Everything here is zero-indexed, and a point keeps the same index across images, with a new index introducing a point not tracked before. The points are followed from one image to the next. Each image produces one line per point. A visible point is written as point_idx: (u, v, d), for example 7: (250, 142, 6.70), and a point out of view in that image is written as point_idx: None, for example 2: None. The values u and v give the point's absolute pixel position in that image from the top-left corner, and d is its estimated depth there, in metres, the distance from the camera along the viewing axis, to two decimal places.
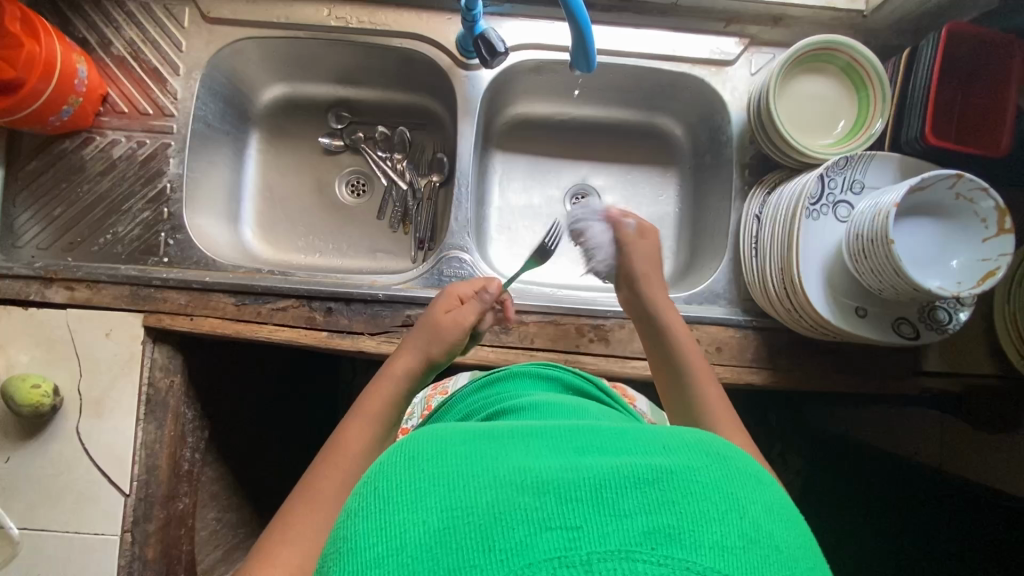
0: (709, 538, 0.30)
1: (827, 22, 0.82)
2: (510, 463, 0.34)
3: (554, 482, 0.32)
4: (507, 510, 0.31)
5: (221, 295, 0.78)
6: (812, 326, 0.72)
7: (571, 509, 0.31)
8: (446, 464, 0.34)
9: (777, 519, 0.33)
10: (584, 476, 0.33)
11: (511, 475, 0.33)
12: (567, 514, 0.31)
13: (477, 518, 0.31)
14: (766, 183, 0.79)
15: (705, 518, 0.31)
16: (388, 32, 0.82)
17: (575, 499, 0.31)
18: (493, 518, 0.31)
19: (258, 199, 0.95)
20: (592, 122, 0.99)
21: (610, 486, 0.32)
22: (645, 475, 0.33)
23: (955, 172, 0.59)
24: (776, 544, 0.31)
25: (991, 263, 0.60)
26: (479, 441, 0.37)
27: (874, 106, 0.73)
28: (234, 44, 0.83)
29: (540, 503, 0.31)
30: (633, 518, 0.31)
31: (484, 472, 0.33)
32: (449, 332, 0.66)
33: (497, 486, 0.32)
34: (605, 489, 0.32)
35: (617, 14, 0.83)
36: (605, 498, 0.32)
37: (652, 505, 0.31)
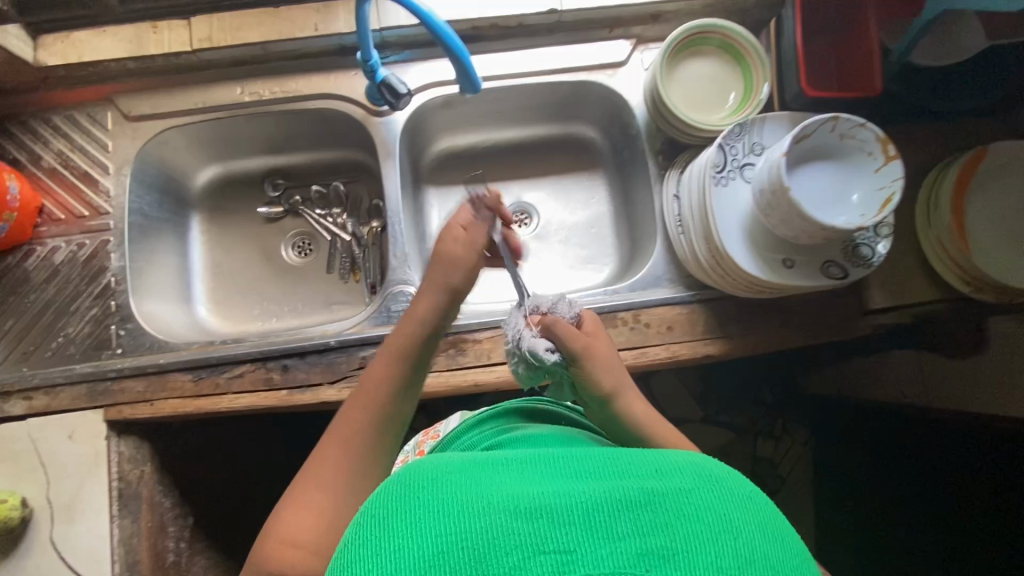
0: (704, 561, 0.34)
1: (702, 10, 0.87)
2: (505, 491, 0.38)
3: (546, 508, 0.36)
4: (502, 535, 0.35)
5: (178, 375, 0.79)
6: (749, 287, 0.74)
7: (564, 532, 0.35)
8: (444, 493, 0.38)
9: (769, 538, 0.36)
10: (575, 503, 0.37)
11: (505, 502, 0.37)
12: (562, 537, 0.35)
13: (474, 542, 0.35)
14: (679, 164, 0.82)
15: (699, 540, 0.35)
16: (301, 96, 0.87)
17: (567, 522, 0.36)
18: (489, 543, 0.35)
19: (208, 277, 0.98)
20: (514, 143, 1.04)
21: (601, 509, 0.36)
22: (636, 500, 0.37)
23: (831, 114, 0.63)
24: (770, 563, 0.35)
25: (886, 192, 0.63)
26: (477, 477, 0.41)
27: (756, 71, 0.78)
28: (158, 135, 0.87)
29: (534, 528, 0.35)
30: (627, 540, 0.35)
31: (481, 500, 0.37)
32: (460, 259, 0.65)
33: (491, 513, 0.36)
34: (597, 512, 0.36)
35: (510, 40, 0.88)
36: (597, 521, 0.36)
37: (642, 528, 0.35)
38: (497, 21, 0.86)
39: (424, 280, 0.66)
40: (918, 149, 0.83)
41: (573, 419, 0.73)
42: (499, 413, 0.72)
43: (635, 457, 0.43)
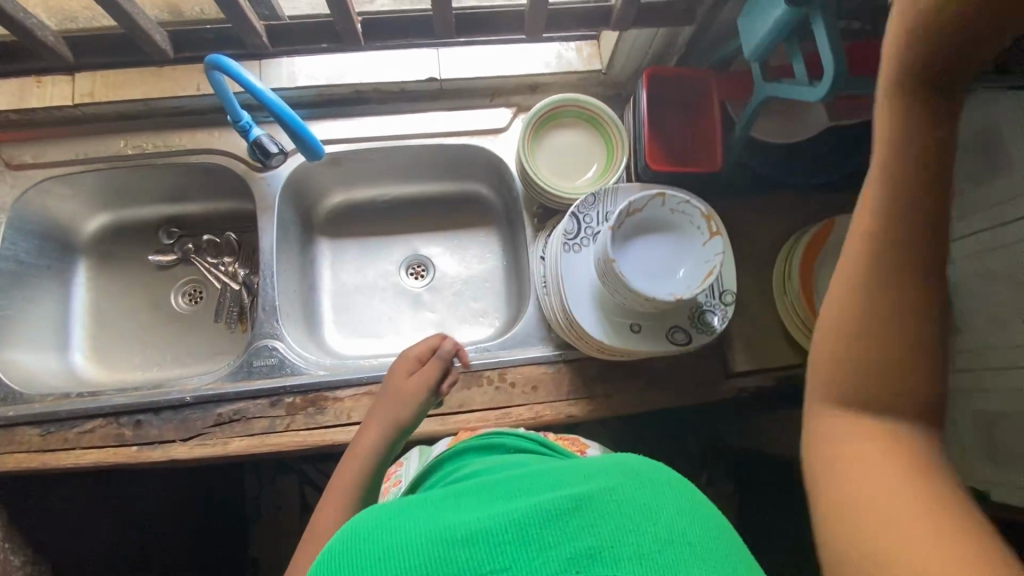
0: (624, 551, 0.38)
1: (577, 83, 0.93)
2: (451, 521, 0.42)
3: (484, 532, 0.40)
4: (445, 560, 0.39)
5: (25, 428, 0.77)
6: (602, 350, 0.76)
7: (501, 551, 0.39)
8: (389, 535, 0.41)
9: (688, 517, 0.41)
10: (512, 518, 0.40)
11: (446, 531, 0.40)
12: (498, 556, 0.39)
13: (423, 565, 0.39)
14: (547, 227, 0.85)
15: (622, 532, 0.39)
16: (183, 150, 0.89)
17: (506, 541, 0.39)
18: (438, 564, 0.39)
19: (89, 324, 0.97)
20: (412, 198, 1.07)
21: (535, 521, 0.40)
22: (565, 508, 0.40)
23: (657, 191, 0.66)
24: (686, 539, 0.40)
25: (710, 265, 0.66)
26: (426, 513, 0.44)
27: (615, 137, 0.83)
28: (38, 184, 0.88)
29: (473, 552, 0.39)
30: (557, 548, 0.39)
31: (425, 533, 0.41)
32: (409, 396, 0.71)
33: (433, 544, 0.40)
34: (531, 525, 0.40)
35: (395, 104, 0.92)
36: (531, 534, 0.39)
37: (570, 534, 0.39)
38: (378, 86, 0.90)
39: (370, 416, 0.72)
40: (775, 218, 0.87)
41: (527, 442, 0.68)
42: (454, 454, 0.67)
43: (570, 468, 0.47)
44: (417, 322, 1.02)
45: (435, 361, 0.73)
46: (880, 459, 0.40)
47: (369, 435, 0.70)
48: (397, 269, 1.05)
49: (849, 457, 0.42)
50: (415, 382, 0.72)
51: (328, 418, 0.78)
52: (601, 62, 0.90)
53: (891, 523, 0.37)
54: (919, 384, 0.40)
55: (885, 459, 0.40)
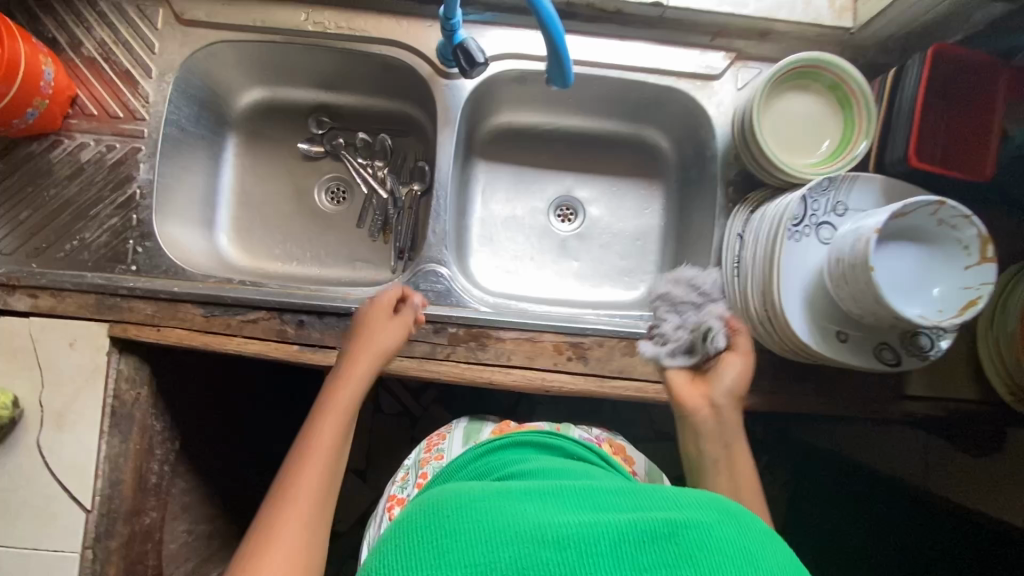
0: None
1: (814, 39, 0.80)
2: (529, 518, 0.42)
3: (576, 538, 0.40)
4: (534, 563, 0.38)
5: (189, 306, 0.76)
6: (792, 349, 0.71)
7: (592, 558, 0.38)
8: (470, 521, 0.42)
9: (776, 559, 0.39)
10: (601, 532, 0.40)
11: (532, 530, 0.40)
12: (588, 562, 0.38)
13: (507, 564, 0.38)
14: (750, 202, 0.77)
15: (718, 564, 0.38)
16: (366, 38, 0.80)
17: (598, 552, 0.39)
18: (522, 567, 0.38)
19: (234, 205, 0.93)
20: (578, 134, 0.98)
21: (630, 538, 0.40)
22: (660, 530, 0.40)
23: (938, 198, 0.57)
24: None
25: (972, 292, 0.59)
26: (501, 499, 0.45)
27: (859, 126, 0.72)
28: (209, 46, 0.81)
29: (561, 556, 0.38)
30: (651, 568, 0.38)
31: (506, 526, 0.41)
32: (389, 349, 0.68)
33: (521, 540, 0.39)
34: (624, 542, 0.39)
35: (602, 26, 0.81)
36: (624, 549, 0.39)
37: (664, 558, 0.38)
38: (594, 2, 0.79)
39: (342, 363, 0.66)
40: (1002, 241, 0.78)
41: (581, 451, 0.65)
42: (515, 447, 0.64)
43: (648, 489, 0.47)
44: (561, 271, 0.96)
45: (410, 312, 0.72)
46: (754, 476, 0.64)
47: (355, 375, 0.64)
48: (547, 208, 0.98)
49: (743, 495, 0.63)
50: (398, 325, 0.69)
51: (488, 356, 0.76)
52: (853, 19, 0.78)
53: None
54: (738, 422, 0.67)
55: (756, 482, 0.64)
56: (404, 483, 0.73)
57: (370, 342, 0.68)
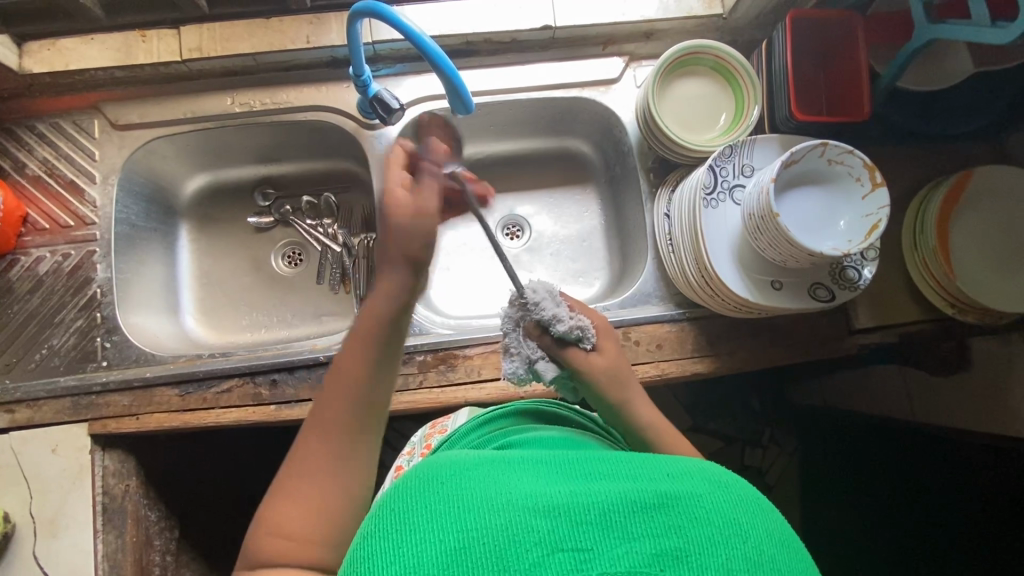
0: (714, 562, 0.35)
1: (693, 29, 0.88)
2: (524, 491, 0.39)
3: (567, 506, 0.37)
4: (521, 532, 0.36)
5: (164, 389, 0.78)
6: (736, 307, 0.75)
7: (581, 531, 0.36)
8: (465, 487, 0.39)
9: (777, 544, 0.37)
10: (593, 502, 0.38)
11: (522, 500, 0.38)
12: (578, 536, 0.36)
13: (493, 540, 0.36)
14: (669, 183, 0.83)
15: (711, 543, 0.36)
16: (291, 108, 0.86)
17: (586, 523, 0.37)
18: (508, 539, 0.36)
19: (196, 287, 0.97)
20: (507, 156, 1.04)
21: (618, 510, 0.37)
22: (650, 501, 0.38)
23: (820, 140, 0.63)
24: (777, 567, 0.36)
25: (872, 218, 0.64)
26: (496, 471, 0.42)
27: (747, 93, 0.79)
28: (147, 145, 0.86)
29: (550, 526, 0.36)
30: (640, 542, 0.36)
31: (499, 497, 0.38)
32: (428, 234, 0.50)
33: (511, 509, 0.37)
34: (613, 513, 0.37)
35: (502, 56, 0.89)
36: (613, 521, 0.37)
37: (655, 530, 0.36)
38: (490, 36, 0.86)
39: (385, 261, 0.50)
40: (902, 172, 0.84)
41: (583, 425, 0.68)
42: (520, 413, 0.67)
43: (648, 458, 0.44)
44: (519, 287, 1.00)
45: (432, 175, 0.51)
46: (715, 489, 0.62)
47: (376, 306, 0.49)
48: (494, 229, 1.03)
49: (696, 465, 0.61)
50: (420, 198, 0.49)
51: (459, 375, 0.79)
52: (722, 6, 0.86)
53: None
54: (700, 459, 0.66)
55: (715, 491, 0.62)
56: (408, 457, 0.72)
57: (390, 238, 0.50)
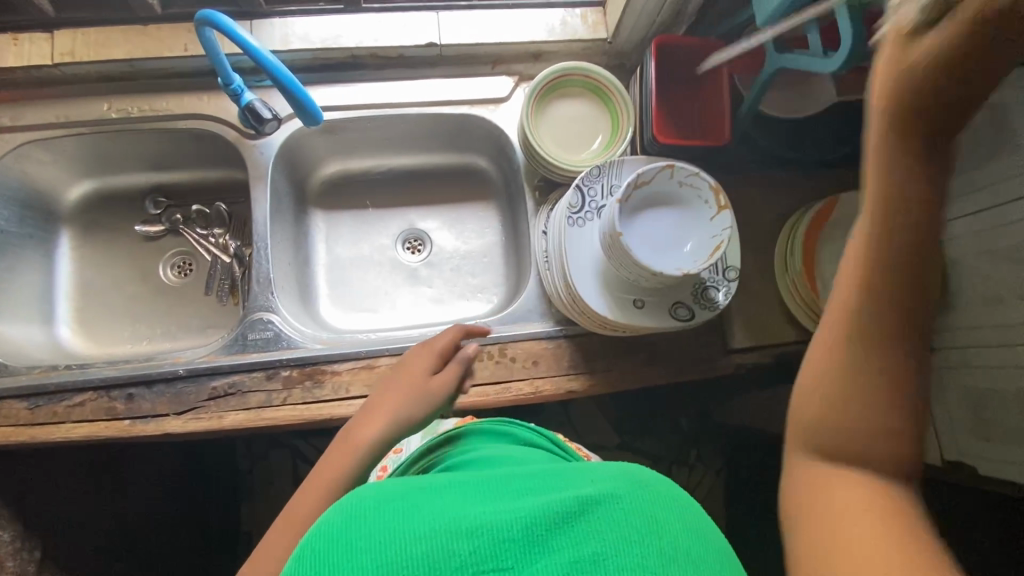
0: (629, 561, 0.37)
1: (580, 52, 0.90)
2: (451, 512, 0.39)
3: (489, 526, 0.38)
4: (446, 557, 0.36)
5: (12, 402, 0.75)
6: (603, 324, 0.75)
7: (504, 550, 0.37)
8: (387, 516, 0.38)
9: (688, 534, 0.39)
10: (514, 518, 0.38)
11: (447, 523, 0.38)
12: (501, 555, 0.37)
13: (420, 567, 0.36)
14: (551, 201, 0.84)
15: (625, 543, 0.38)
16: (170, 116, 0.85)
17: (510, 540, 0.37)
18: (430, 567, 0.36)
19: (75, 296, 0.94)
20: (409, 170, 1.04)
21: (539, 523, 0.38)
22: (571, 510, 0.39)
23: (666, 162, 0.65)
24: (688, 557, 0.38)
25: (718, 239, 0.65)
26: (423, 494, 0.41)
27: (621, 112, 0.81)
28: (16, 150, 0.84)
29: (473, 547, 0.37)
30: (560, 552, 0.37)
31: (421, 523, 0.38)
32: (431, 390, 0.64)
33: (438, 535, 0.37)
34: (534, 526, 0.38)
35: (390, 71, 0.89)
36: (536, 536, 0.38)
37: (576, 538, 0.38)
38: (375, 51, 0.87)
39: (394, 385, 0.65)
40: (779, 196, 0.87)
41: (531, 440, 0.66)
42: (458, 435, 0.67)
43: (570, 468, 0.45)
44: (417, 303, 0.99)
45: (456, 362, 0.67)
46: (863, 501, 0.40)
47: (382, 414, 0.63)
48: (394, 243, 1.03)
49: (829, 486, 0.41)
50: (437, 384, 0.64)
51: (326, 392, 0.77)
52: (606, 30, 0.88)
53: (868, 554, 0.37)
54: (859, 422, 0.41)
55: (866, 501, 0.40)
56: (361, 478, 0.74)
57: (422, 388, 0.64)
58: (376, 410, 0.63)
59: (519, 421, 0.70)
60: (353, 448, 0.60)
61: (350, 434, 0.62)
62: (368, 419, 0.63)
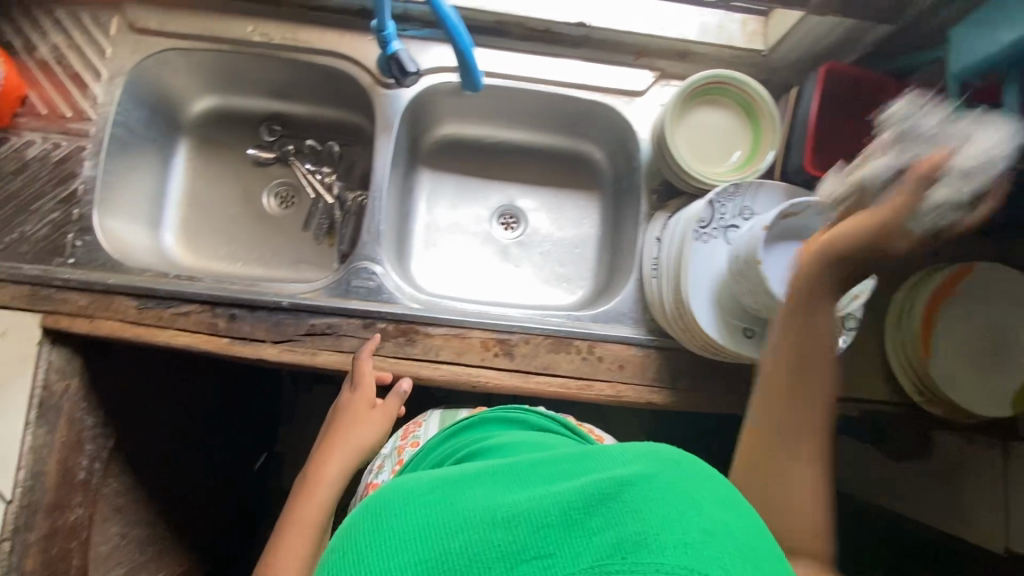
0: (673, 539, 0.32)
1: (730, 59, 0.86)
2: (478, 504, 0.37)
3: (524, 514, 0.35)
4: (480, 550, 0.34)
5: (123, 298, 0.77)
6: (704, 346, 0.74)
7: (542, 537, 0.34)
8: (415, 517, 0.38)
9: (730, 511, 0.36)
10: (548, 503, 0.36)
11: (477, 515, 0.36)
12: (540, 543, 0.34)
13: (454, 561, 0.34)
14: (669, 208, 0.82)
15: (671, 520, 0.33)
16: (311, 49, 0.85)
17: (547, 526, 0.34)
18: (467, 561, 0.34)
19: (183, 205, 0.96)
20: (519, 146, 1.02)
21: (576, 505, 0.35)
22: (606, 491, 0.35)
23: (820, 197, 0.62)
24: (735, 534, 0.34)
25: (856, 288, 0.63)
26: (450, 492, 0.40)
27: (766, 135, 0.77)
28: (159, 54, 0.85)
29: (507, 536, 0.34)
30: (601, 534, 0.33)
31: (452, 517, 0.37)
32: (381, 424, 0.77)
33: (466, 529, 0.35)
34: (572, 510, 0.35)
35: (533, 44, 0.87)
36: (574, 520, 0.34)
37: (615, 519, 0.34)
38: (525, 21, 0.85)
39: (338, 433, 0.77)
40: (905, 249, 0.83)
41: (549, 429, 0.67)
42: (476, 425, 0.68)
43: (601, 451, 0.42)
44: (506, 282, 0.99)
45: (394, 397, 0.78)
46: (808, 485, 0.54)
47: (336, 454, 0.75)
48: (489, 216, 1.02)
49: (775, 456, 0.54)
50: (376, 418, 0.77)
51: (415, 350, 0.79)
52: (763, 42, 0.84)
53: (780, 517, 0.53)
54: (798, 422, 0.53)
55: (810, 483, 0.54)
56: (379, 470, 0.74)
57: (360, 429, 0.77)
58: (337, 450, 0.76)
59: (528, 408, 0.71)
60: (324, 482, 0.73)
61: (315, 470, 0.74)
62: (323, 463, 0.74)
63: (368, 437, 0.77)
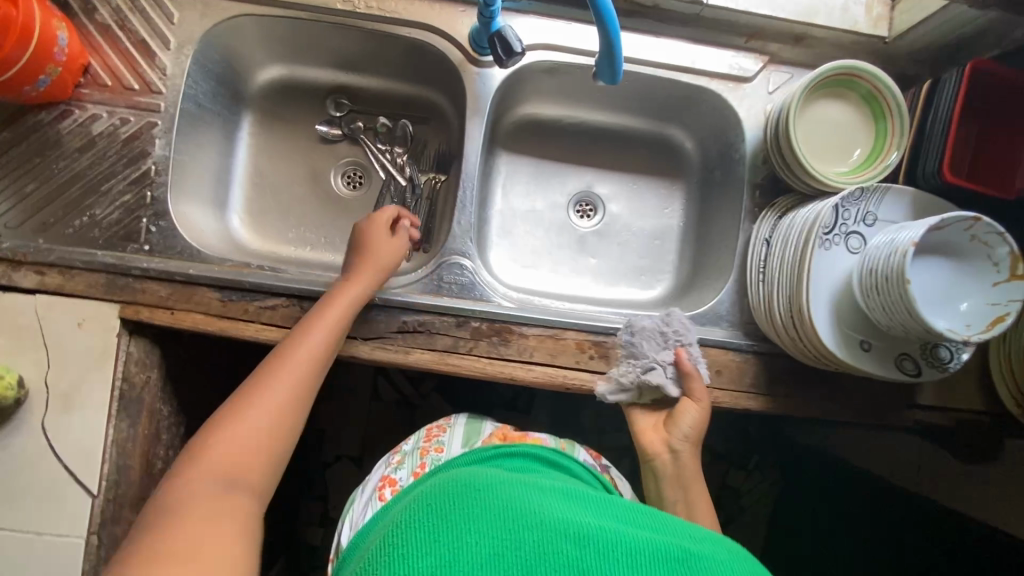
0: None
1: (848, 46, 0.80)
2: (561, 516, 0.46)
3: (597, 537, 0.44)
4: (555, 550, 0.42)
5: (205, 290, 0.74)
6: (815, 355, 0.72)
7: (610, 563, 0.42)
8: (508, 501, 0.47)
9: None
10: (621, 541, 0.44)
11: (558, 523, 0.45)
12: (605, 565, 0.42)
13: (529, 550, 0.42)
14: (778, 207, 0.78)
15: None
16: (398, 20, 0.78)
17: (614, 554, 0.43)
18: (541, 554, 0.42)
19: (248, 185, 0.91)
20: (600, 129, 0.97)
21: (644, 554, 0.43)
22: (672, 553, 0.44)
23: (974, 214, 0.58)
24: None
25: (999, 309, 0.59)
26: (535, 498, 0.49)
27: (891, 135, 0.72)
28: (231, 20, 0.78)
29: (580, 551, 0.43)
30: None
31: (537, 517, 0.45)
32: (389, 257, 0.73)
33: (546, 528, 0.44)
34: (640, 555, 0.43)
35: (636, 21, 0.81)
36: (638, 563, 0.43)
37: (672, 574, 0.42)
38: None
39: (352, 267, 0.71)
40: None
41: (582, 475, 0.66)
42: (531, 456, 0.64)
43: (668, 520, 0.50)
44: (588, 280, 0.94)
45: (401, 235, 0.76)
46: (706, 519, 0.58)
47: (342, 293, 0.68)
48: (566, 203, 0.97)
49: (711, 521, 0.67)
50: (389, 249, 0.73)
51: (510, 351, 0.75)
52: (888, 29, 0.78)
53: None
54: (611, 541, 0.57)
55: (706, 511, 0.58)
56: (398, 465, 0.70)
57: (370, 263, 0.72)
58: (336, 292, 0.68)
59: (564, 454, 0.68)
60: (302, 355, 0.62)
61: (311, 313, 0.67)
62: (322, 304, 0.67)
63: (375, 264, 0.72)
